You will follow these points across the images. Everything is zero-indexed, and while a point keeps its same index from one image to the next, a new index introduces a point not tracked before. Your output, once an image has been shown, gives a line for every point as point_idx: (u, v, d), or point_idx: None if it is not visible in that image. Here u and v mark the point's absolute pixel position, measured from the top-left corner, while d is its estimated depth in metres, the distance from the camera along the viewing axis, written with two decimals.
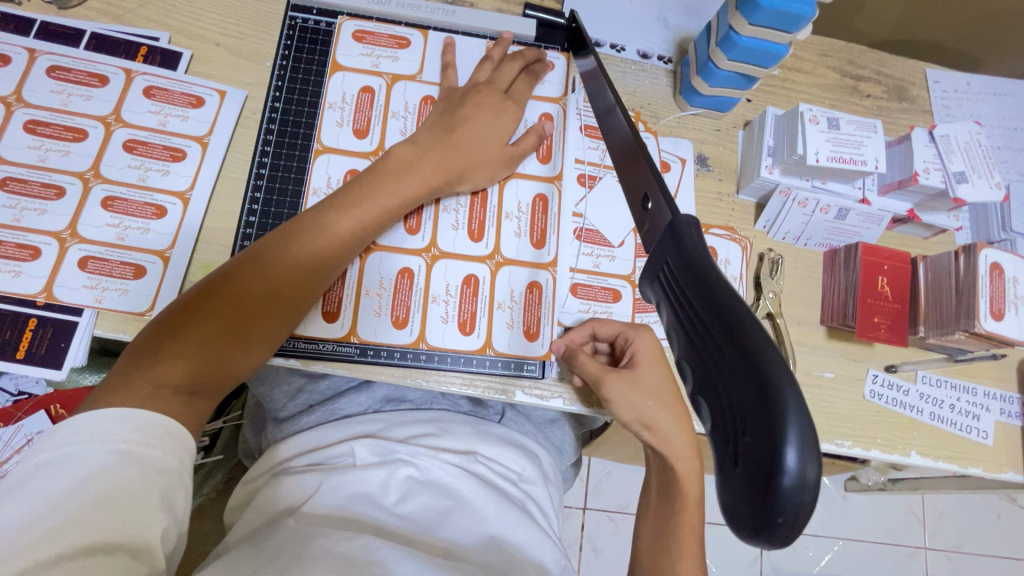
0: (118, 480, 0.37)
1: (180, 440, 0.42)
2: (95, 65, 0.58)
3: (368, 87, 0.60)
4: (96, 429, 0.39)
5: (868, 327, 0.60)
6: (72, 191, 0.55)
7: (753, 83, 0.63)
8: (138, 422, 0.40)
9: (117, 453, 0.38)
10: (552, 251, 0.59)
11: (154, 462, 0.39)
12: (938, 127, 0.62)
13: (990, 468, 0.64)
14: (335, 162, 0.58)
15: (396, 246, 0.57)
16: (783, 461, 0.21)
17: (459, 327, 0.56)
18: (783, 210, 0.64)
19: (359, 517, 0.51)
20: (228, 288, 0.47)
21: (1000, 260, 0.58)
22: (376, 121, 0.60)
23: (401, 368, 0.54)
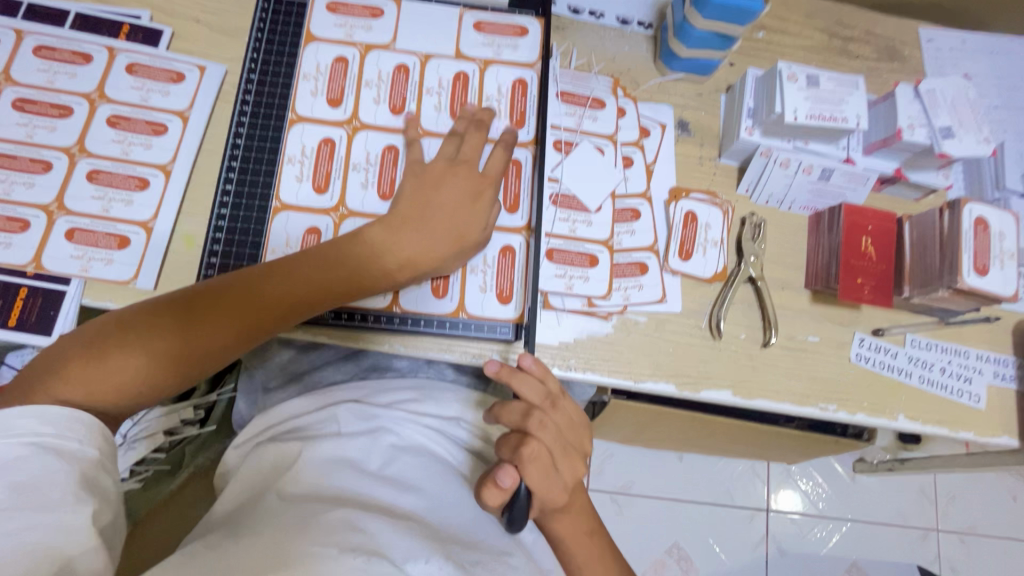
0: (36, 468, 0.37)
1: (98, 431, 0.41)
2: (79, 44, 0.60)
3: (342, 57, 0.61)
4: (5, 425, 0.38)
5: (850, 288, 0.59)
6: (58, 165, 0.56)
7: (732, 44, 0.62)
8: (58, 417, 0.40)
9: (29, 445, 0.38)
10: (524, 215, 0.60)
11: (71, 454, 0.39)
12: (923, 82, 0.61)
13: (982, 432, 0.62)
14: (308, 131, 0.59)
15: (370, 212, 0.58)
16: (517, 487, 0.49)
17: (432, 291, 0.57)
18: (765, 172, 0.62)
19: (343, 475, 0.52)
20: (214, 310, 0.47)
21: (985, 214, 0.56)
22: (350, 90, 0.60)
23: (376, 332, 0.55)
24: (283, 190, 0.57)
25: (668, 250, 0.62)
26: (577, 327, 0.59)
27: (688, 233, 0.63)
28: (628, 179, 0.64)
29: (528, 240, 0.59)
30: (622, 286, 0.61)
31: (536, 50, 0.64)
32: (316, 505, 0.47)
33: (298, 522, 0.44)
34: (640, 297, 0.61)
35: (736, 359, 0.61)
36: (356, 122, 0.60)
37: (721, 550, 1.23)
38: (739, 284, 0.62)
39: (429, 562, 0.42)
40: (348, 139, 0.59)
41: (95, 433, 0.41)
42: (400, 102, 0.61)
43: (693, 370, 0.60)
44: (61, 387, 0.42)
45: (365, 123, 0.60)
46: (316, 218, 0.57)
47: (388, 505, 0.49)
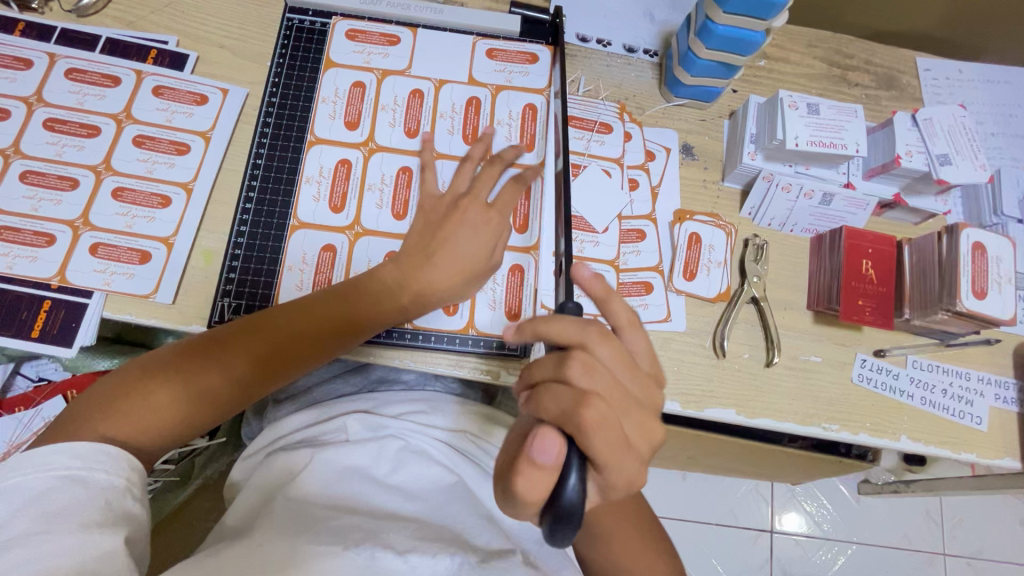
0: (66, 500, 0.40)
1: (125, 460, 0.43)
2: (109, 68, 0.62)
3: (359, 81, 0.64)
4: (40, 461, 0.41)
5: (852, 309, 0.61)
6: (85, 183, 0.59)
7: (735, 72, 0.64)
8: (90, 452, 0.42)
9: (61, 478, 0.40)
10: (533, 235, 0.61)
11: (96, 485, 0.41)
12: (921, 110, 0.63)
13: (985, 454, 0.63)
14: (326, 152, 0.61)
15: (384, 230, 0.60)
16: (567, 486, 0.34)
17: (444, 308, 0.58)
18: (767, 196, 0.64)
19: (352, 488, 0.52)
20: (243, 343, 0.50)
21: (982, 239, 0.58)
22: (367, 113, 0.63)
23: (388, 348, 0.57)
24: (301, 208, 0.60)
25: (673, 270, 0.64)
26: None
27: (692, 253, 0.64)
28: (634, 201, 0.66)
29: (538, 259, 0.60)
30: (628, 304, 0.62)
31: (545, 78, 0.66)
32: (333, 519, 0.48)
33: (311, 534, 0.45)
34: (645, 315, 0.62)
35: (740, 378, 0.62)
36: (372, 144, 0.62)
37: (725, 572, 1.22)
38: (742, 304, 0.63)
39: (436, 558, 0.45)
40: (365, 160, 0.61)
41: (121, 461, 0.43)
42: (414, 126, 0.63)
43: (697, 388, 0.61)
44: (106, 422, 0.45)
45: (380, 145, 0.62)
46: (331, 236, 0.59)
47: (398, 516, 0.50)
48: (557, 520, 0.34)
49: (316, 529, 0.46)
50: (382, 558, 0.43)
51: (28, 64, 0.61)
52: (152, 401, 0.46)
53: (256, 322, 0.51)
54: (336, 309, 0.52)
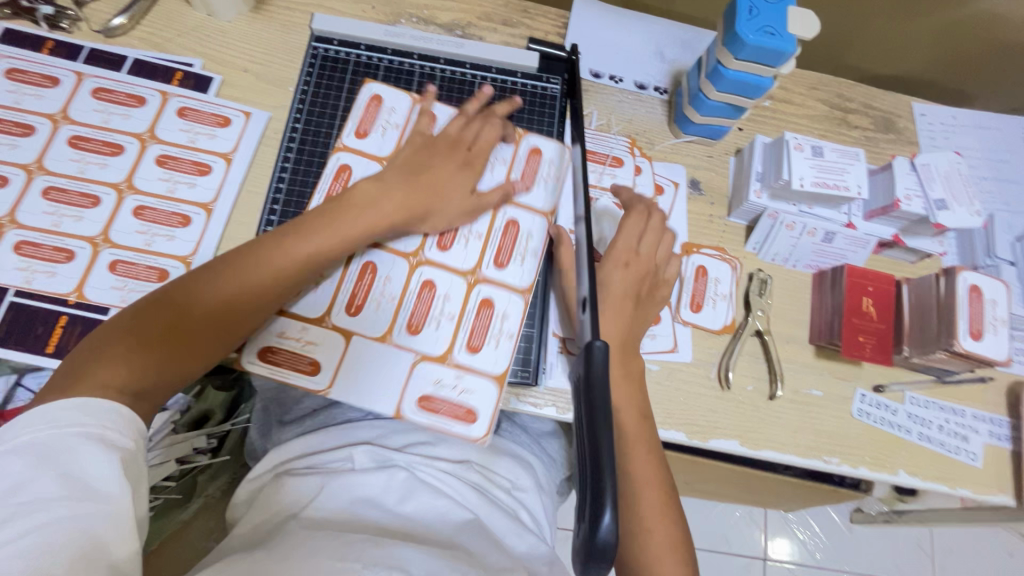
0: (84, 457, 0.41)
1: (134, 424, 0.45)
2: (135, 88, 0.64)
3: (376, 95, 0.66)
4: (57, 416, 0.42)
5: (853, 345, 0.63)
6: (107, 200, 0.59)
7: (742, 113, 0.67)
8: (93, 409, 0.43)
9: (78, 435, 0.41)
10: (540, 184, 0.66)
11: (111, 441, 0.43)
12: (918, 156, 0.66)
13: (979, 489, 0.64)
14: (347, 162, 0.63)
15: (441, 262, 0.61)
16: (600, 526, 0.32)
17: (496, 260, 0.62)
18: (772, 233, 0.67)
19: (362, 518, 0.53)
20: (221, 277, 0.52)
21: (979, 282, 0.60)
22: (380, 126, 0.65)
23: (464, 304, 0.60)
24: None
25: (680, 302, 0.65)
26: None
27: (699, 286, 0.66)
28: None
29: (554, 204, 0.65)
30: None
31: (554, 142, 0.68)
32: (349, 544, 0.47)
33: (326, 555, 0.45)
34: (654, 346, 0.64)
35: (743, 410, 0.63)
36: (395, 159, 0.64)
37: None
38: (746, 337, 0.65)
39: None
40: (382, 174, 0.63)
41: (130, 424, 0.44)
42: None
43: (703, 419, 0.62)
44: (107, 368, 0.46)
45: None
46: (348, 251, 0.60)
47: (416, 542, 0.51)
48: (588, 555, 0.32)
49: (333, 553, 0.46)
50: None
51: (55, 82, 0.62)
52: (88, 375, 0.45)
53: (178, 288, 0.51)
54: (247, 263, 0.52)
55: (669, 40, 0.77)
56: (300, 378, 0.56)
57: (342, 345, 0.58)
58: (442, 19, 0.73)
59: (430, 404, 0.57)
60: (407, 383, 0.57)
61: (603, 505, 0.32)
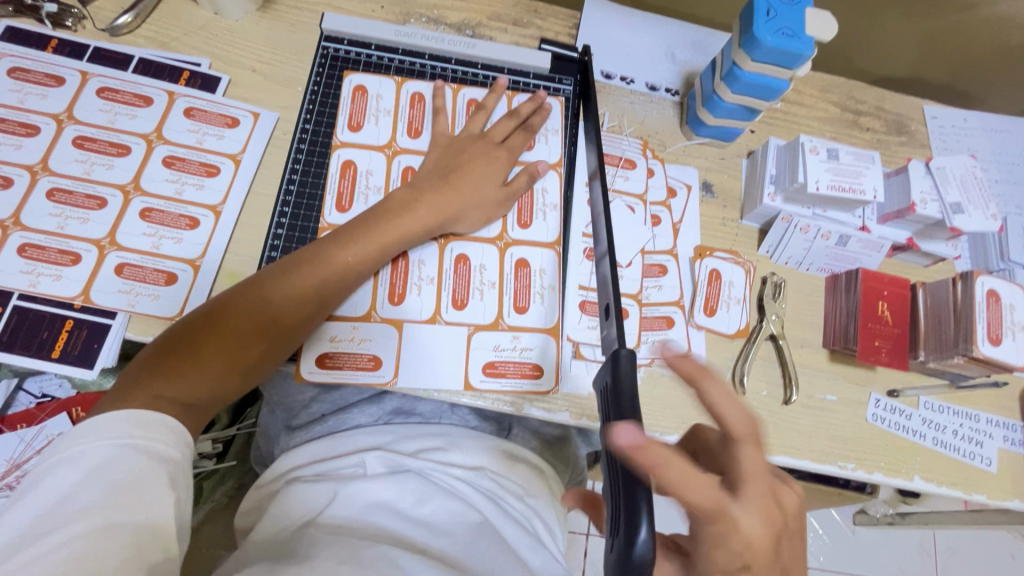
0: (127, 468, 0.41)
1: (181, 436, 0.46)
2: (141, 88, 0.62)
3: (361, 86, 0.66)
4: (107, 429, 0.43)
5: (868, 350, 0.62)
6: (113, 202, 0.58)
7: (756, 115, 0.66)
8: (142, 420, 0.45)
9: (121, 445, 0.43)
10: (555, 154, 0.67)
11: (157, 453, 0.44)
12: (933, 159, 0.65)
13: (994, 495, 0.64)
14: (350, 157, 0.63)
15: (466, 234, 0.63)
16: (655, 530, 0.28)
17: (521, 222, 0.64)
18: (786, 236, 0.66)
19: (376, 525, 0.52)
20: (268, 295, 0.53)
21: (996, 287, 0.60)
22: (372, 116, 0.65)
23: (504, 269, 0.62)
24: (330, 211, 0.61)
25: (694, 306, 0.65)
26: None
27: (713, 290, 0.66)
28: (657, 236, 0.67)
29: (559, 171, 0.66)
30: (650, 339, 0.63)
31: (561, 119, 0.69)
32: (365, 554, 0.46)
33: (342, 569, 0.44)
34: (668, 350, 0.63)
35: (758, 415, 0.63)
36: (395, 146, 0.65)
37: None
38: (761, 341, 0.65)
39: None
40: (387, 163, 0.64)
41: (179, 436, 0.46)
42: (418, 125, 0.66)
43: None
44: (162, 385, 0.47)
45: (403, 147, 0.65)
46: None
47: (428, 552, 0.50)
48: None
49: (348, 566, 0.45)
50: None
51: (60, 81, 0.61)
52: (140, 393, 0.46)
53: (223, 303, 0.52)
54: (289, 275, 0.53)
55: (680, 41, 0.76)
56: (365, 376, 0.57)
57: (395, 334, 0.59)
58: (452, 19, 0.72)
59: (495, 370, 0.59)
60: (467, 356, 0.59)
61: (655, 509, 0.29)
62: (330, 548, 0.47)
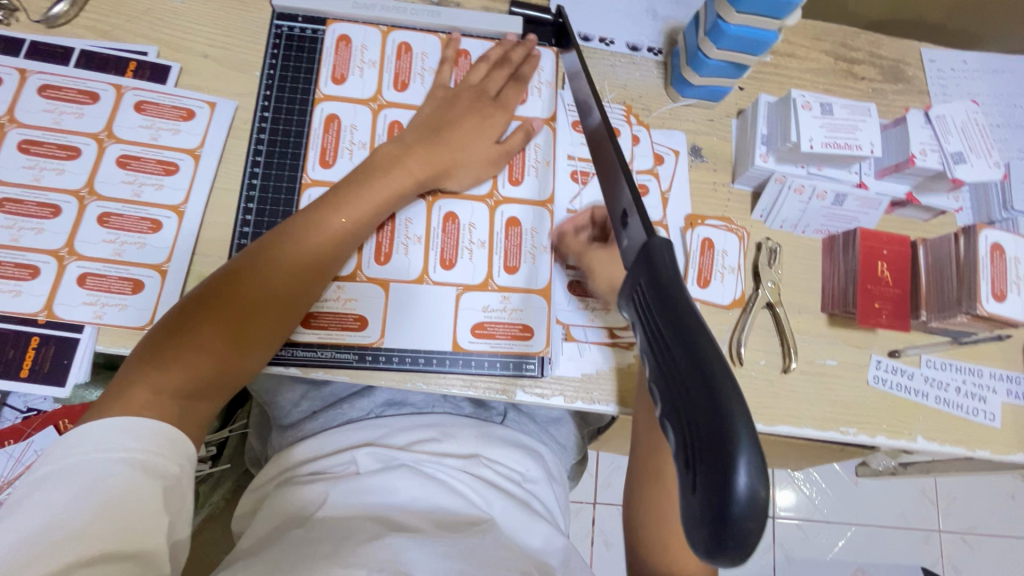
0: (121, 487, 0.39)
1: (181, 447, 0.44)
2: (86, 83, 0.58)
3: (345, 36, 0.62)
4: (100, 440, 0.41)
5: (869, 313, 0.60)
6: (68, 209, 0.55)
7: (745, 71, 0.62)
8: (138, 430, 0.42)
9: (119, 460, 0.41)
10: (547, 108, 0.64)
11: (153, 468, 0.41)
12: (933, 107, 0.62)
13: (998, 449, 0.63)
14: (334, 111, 0.60)
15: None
16: (734, 490, 0.21)
17: (510, 179, 0.61)
18: (780, 198, 0.63)
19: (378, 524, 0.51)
20: (260, 268, 0.50)
21: (1000, 240, 0.57)
22: (356, 68, 0.61)
23: (492, 233, 0.59)
24: (313, 166, 0.59)
25: (687, 278, 0.62)
26: (599, 360, 0.58)
27: (705, 260, 0.63)
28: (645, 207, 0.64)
29: (554, 128, 0.63)
30: None
31: (555, 71, 0.65)
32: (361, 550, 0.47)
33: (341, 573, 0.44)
34: None
35: (757, 386, 0.61)
36: (380, 100, 0.61)
37: None
38: (757, 310, 0.62)
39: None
40: (372, 118, 0.60)
41: (177, 448, 0.44)
42: (406, 78, 0.62)
43: None
44: (159, 376, 0.45)
45: (389, 101, 0.61)
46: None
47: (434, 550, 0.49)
48: (723, 534, 0.21)
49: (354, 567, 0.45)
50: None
51: None
52: (138, 394, 0.44)
53: (206, 291, 0.49)
54: (274, 250, 0.51)
55: None
56: (352, 337, 0.55)
57: (381, 294, 0.56)
58: None
59: (484, 331, 0.57)
60: (456, 316, 0.57)
61: (736, 458, 0.21)
62: (326, 553, 0.46)
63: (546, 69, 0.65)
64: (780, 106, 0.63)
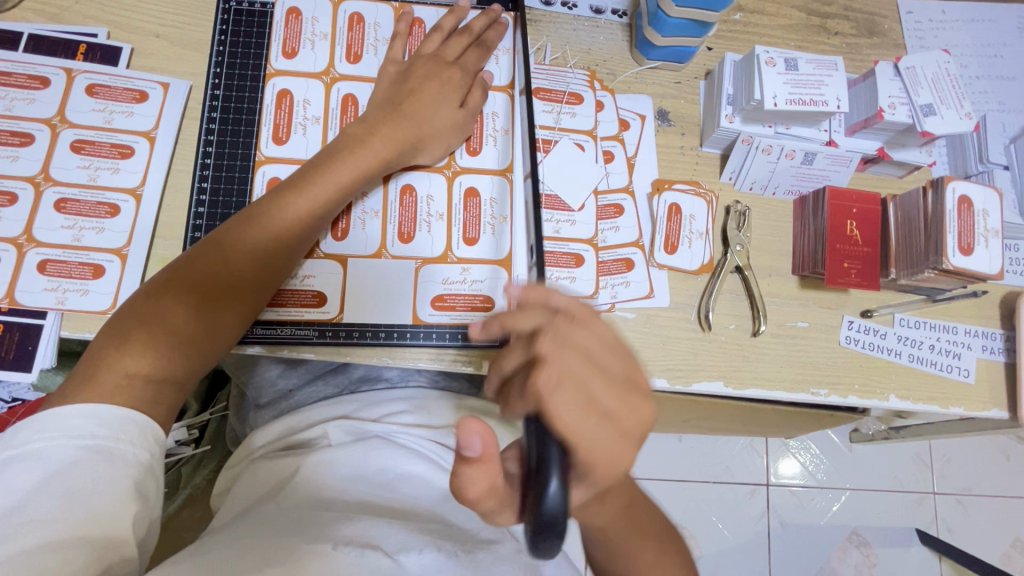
0: (88, 473, 0.39)
1: (149, 433, 0.43)
2: (35, 67, 0.57)
3: (295, 8, 0.61)
4: (65, 425, 0.41)
5: (837, 273, 0.59)
6: (24, 196, 0.55)
7: (709, 29, 0.60)
8: (106, 417, 0.42)
9: (83, 448, 0.40)
10: (506, 76, 0.63)
11: (122, 455, 0.41)
12: (903, 59, 0.60)
13: (972, 406, 0.63)
14: (286, 87, 0.59)
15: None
16: (545, 496, 0.27)
17: (469, 150, 0.60)
18: (747, 159, 0.62)
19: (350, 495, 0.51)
20: (223, 250, 0.49)
21: (968, 192, 0.57)
22: (307, 41, 0.60)
23: (451, 204, 0.58)
24: (266, 143, 0.58)
25: (654, 245, 0.61)
26: None
27: (673, 225, 0.62)
28: (610, 173, 0.63)
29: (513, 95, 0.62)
30: (609, 284, 0.60)
31: (514, 38, 0.64)
32: (330, 515, 0.46)
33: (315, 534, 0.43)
34: (628, 294, 0.60)
35: (726, 350, 0.61)
36: (333, 74, 0.60)
37: (724, 527, 1.24)
38: (726, 274, 0.62)
39: (422, 552, 0.44)
40: (324, 91, 0.60)
41: (146, 434, 0.43)
42: (358, 50, 0.61)
43: (684, 363, 0.60)
44: (123, 361, 0.44)
45: (342, 74, 0.60)
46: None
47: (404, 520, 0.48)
48: (535, 531, 0.28)
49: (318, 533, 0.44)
50: (373, 557, 0.42)
51: None
52: (103, 379, 0.43)
53: (170, 274, 0.48)
54: (240, 231, 0.50)
55: None
56: (311, 314, 0.55)
57: (340, 270, 0.56)
58: None
59: (444, 303, 0.56)
60: (416, 288, 0.56)
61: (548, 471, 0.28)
62: (303, 527, 0.45)
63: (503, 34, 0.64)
64: (743, 65, 0.62)
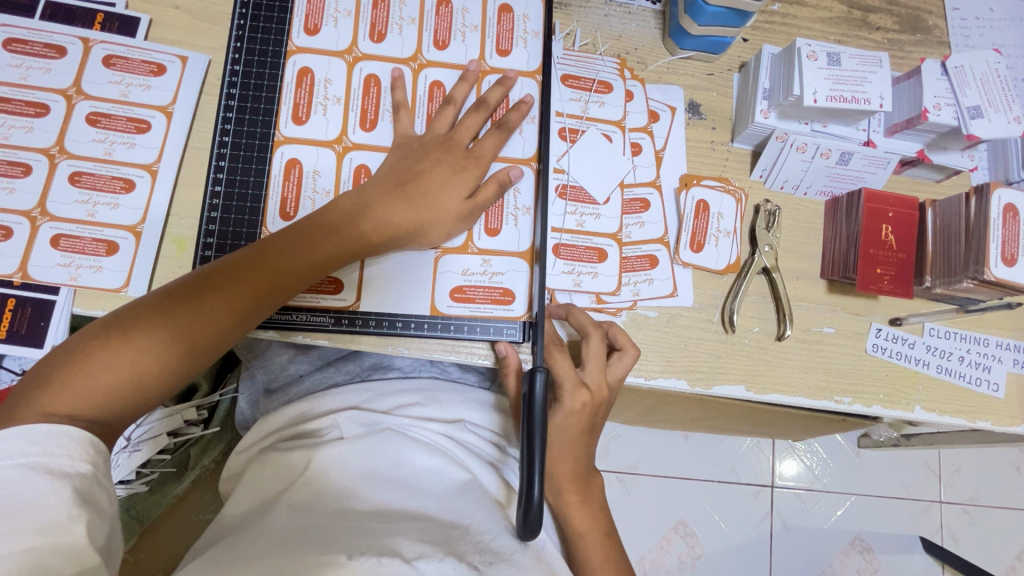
0: (20, 493, 0.37)
1: (88, 444, 0.41)
2: (51, 36, 0.56)
3: None
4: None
5: (869, 279, 0.57)
6: (39, 168, 0.54)
7: (748, 20, 0.58)
8: (60, 435, 0.40)
9: (20, 467, 0.38)
10: (534, 60, 0.60)
11: (59, 471, 0.39)
12: (951, 58, 0.58)
13: (1000, 421, 0.61)
14: (307, 65, 0.57)
15: (370, 144, 0.56)
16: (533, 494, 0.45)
17: None
18: (781, 157, 0.59)
19: (360, 493, 0.50)
20: (216, 285, 0.46)
21: (1014, 201, 0.54)
22: (331, 17, 0.58)
23: None
24: (284, 122, 0.56)
25: (679, 242, 0.59)
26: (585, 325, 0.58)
27: (700, 223, 0.60)
28: (637, 167, 0.61)
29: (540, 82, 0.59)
30: (632, 281, 0.59)
31: (542, 20, 0.60)
32: (338, 527, 0.46)
33: (308, 546, 0.43)
34: (650, 292, 0.59)
35: (749, 355, 0.59)
36: (356, 52, 0.58)
37: (728, 528, 1.24)
38: (753, 275, 0.60)
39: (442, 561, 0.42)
40: (347, 71, 0.58)
41: (85, 444, 0.40)
42: (383, 29, 0.59)
43: (705, 365, 0.58)
44: (83, 380, 0.42)
45: (364, 53, 0.58)
46: (318, 152, 0.56)
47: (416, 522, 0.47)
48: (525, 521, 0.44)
49: (316, 545, 0.43)
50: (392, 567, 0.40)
51: None
52: (95, 364, 0.42)
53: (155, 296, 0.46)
54: (234, 268, 0.47)
55: None
56: (328, 301, 0.54)
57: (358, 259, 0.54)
58: None
59: (463, 295, 0.55)
60: (435, 281, 0.55)
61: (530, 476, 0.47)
62: (307, 541, 0.44)
63: (532, 17, 0.60)
64: (781, 59, 0.59)
